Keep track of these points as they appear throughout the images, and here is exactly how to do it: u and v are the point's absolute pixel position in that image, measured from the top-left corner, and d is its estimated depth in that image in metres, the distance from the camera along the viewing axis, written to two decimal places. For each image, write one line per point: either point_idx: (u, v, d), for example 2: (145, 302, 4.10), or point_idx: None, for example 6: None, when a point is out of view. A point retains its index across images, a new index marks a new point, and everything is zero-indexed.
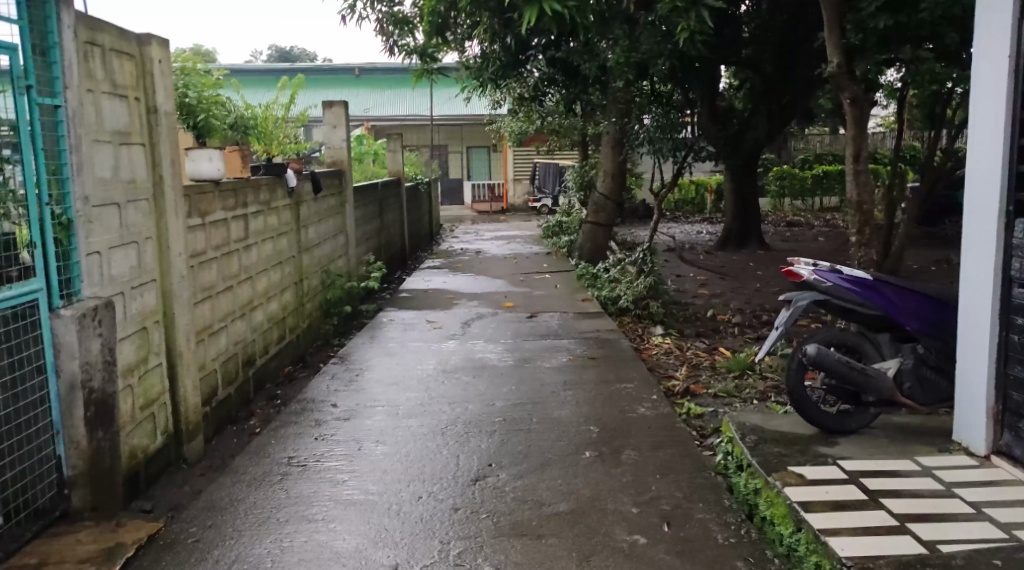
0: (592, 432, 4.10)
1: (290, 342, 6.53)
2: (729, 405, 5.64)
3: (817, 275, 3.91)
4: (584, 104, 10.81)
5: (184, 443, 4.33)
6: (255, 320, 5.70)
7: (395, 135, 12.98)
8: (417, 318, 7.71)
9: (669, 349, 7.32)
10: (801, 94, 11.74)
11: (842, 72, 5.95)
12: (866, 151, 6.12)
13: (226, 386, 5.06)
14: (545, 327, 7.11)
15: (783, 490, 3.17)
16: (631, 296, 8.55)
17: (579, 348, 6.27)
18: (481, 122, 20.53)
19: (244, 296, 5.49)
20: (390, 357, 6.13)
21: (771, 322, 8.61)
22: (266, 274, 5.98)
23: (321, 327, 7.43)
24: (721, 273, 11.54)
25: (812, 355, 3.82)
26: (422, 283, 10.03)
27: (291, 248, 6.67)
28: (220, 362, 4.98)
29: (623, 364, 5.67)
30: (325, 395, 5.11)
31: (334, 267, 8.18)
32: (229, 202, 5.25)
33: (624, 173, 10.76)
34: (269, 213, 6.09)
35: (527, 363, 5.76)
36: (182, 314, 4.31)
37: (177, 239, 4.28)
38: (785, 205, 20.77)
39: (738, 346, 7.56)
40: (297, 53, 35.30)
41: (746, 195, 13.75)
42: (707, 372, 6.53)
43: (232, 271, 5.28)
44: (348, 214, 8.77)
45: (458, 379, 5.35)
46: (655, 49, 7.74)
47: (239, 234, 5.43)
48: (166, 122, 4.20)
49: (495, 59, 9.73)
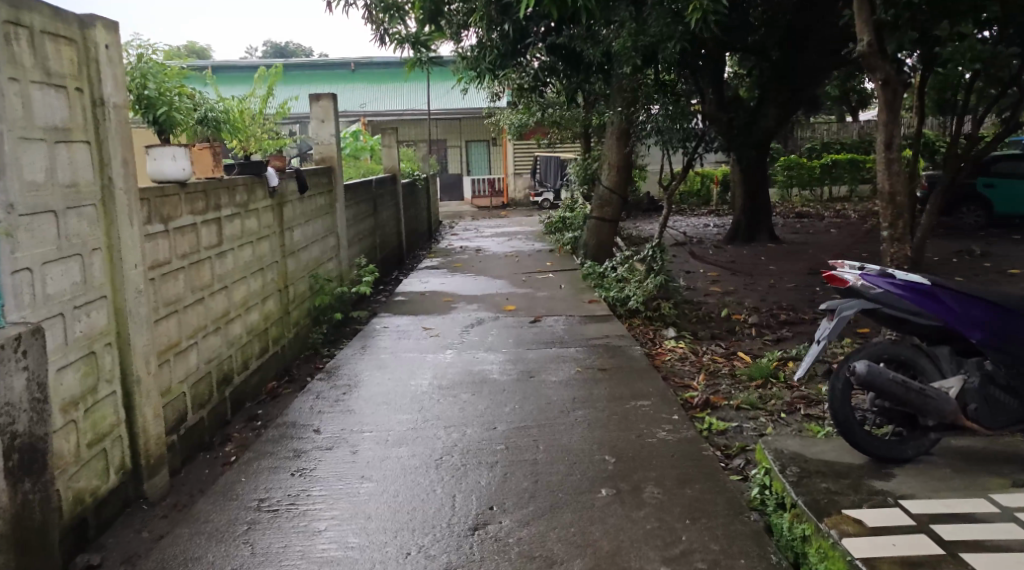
0: (608, 463, 3.58)
1: (273, 355, 6.02)
2: (754, 419, 5.16)
3: (865, 280, 3.42)
4: (588, 93, 10.28)
5: (144, 480, 3.82)
6: (232, 334, 5.19)
7: (390, 129, 12.45)
8: (412, 324, 7.20)
9: (684, 354, 6.83)
10: (804, 82, 11.23)
11: (873, 51, 5.47)
12: (898, 137, 5.61)
13: (196, 409, 4.55)
14: (550, 333, 6.60)
15: (840, 541, 2.72)
16: (642, 296, 8.06)
17: (588, 358, 5.76)
18: (480, 115, 19.98)
19: (217, 307, 4.97)
20: (381, 370, 5.61)
21: (790, 322, 8.10)
22: (244, 281, 5.47)
23: (309, 336, 6.92)
24: (732, 269, 11.03)
25: (862, 373, 3.32)
26: (419, 285, 9.52)
27: (274, 252, 6.15)
28: (190, 383, 4.47)
29: (638, 376, 5.16)
30: (308, 418, 4.59)
31: (324, 270, 7.67)
32: (198, 204, 4.74)
33: (630, 165, 10.21)
34: (247, 215, 5.57)
35: (531, 377, 5.25)
36: (139, 334, 3.79)
37: (131, 249, 3.76)
38: (793, 195, 20.29)
39: (757, 350, 7.06)
40: (293, 48, 34.70)
41: (756, 186, 13.23)
42: (727, 381, 6.05)
43: (203, 282, 4.77)
44: (339, 214, 8.26)
45: (456, 397, 4.83)
46: (665, 32, 7.14)
47: (210, 240, 4.91)
48: (116, 116, 3.68)
49: (491, 49, 9.09)
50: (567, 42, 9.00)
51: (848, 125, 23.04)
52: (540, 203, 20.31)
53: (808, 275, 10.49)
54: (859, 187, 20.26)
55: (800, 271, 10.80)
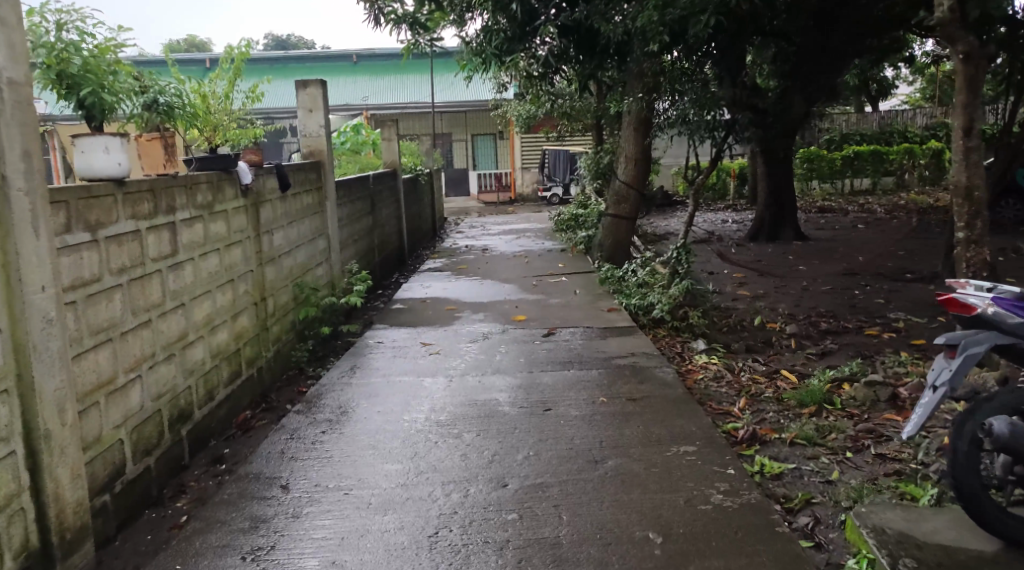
0: (654, 546, 2.85)
1: (248, 380, 5.21)
2: (815, 460, 4.34)
3: (999, 307, 2.85)
4: (602, 78, 9.42)
5: (60, 561, 3.00)
6: (192, 360, 4.35)
7: (390, 121, 11.61)
8: (410, 338, 6.37)
9: (719, 372, 5.97)
10: (831, 68, 10.37)
11: (954, 17, 4.64)
12: (978, 122, 4.77)
13: (139, 459, 3.71)
14: (566, 350, 5.77)
15: None
16: (667, 303, 7.21)
17: (612, 383, 4.92)
18: (487, 107, 19.12)
19: (171, 331, 4.13)
20: (370, 400, 4.77)
21: (833, 332, 7.23)
22: (208, 296, 4.63)
23: (292, 353, 6.11)
24: (759, 270, 10.17)
25: (1001, 433, 2.68)
26: (420, 290, 8.70)
27: (249, 260, 5.31)
28: (130, 426, 3.64)
29: (673, 409, 4.32)
30: (276, 468, 3.76)
31: (311, 278, 6.85)
32: (142, 207, 3.89)
33: (649, 158, 9.33)
34: (211, 219, 4.72)
35: (547, 410, 4.39)
36: (49, 375, 2.99)
37: (36, 268, 2.94)
38: (813, 189, 19.40)
39: (801, 366, 6.20)
40: (296, 40, 33.81)
41: (780, 180, 12.37)
42: (772, 407, 5.20)
43: (150, 301, 3.92)
44: (329, 214, 7.42)
45: (458, 439, 3.98)
46: (698, 3, 6.33)
47: (161, 249, 4.07)
48: (10, 96, 2.85)
49: (497, 32, 8.28)
50: (584, 18, 8.00)
51: (867, 115, 22.13)
52: (548, 199, 19.55)
53: (843, 277, 9.63)
54: (882, 179, 19.38)
55: (833, 272, 9.94)
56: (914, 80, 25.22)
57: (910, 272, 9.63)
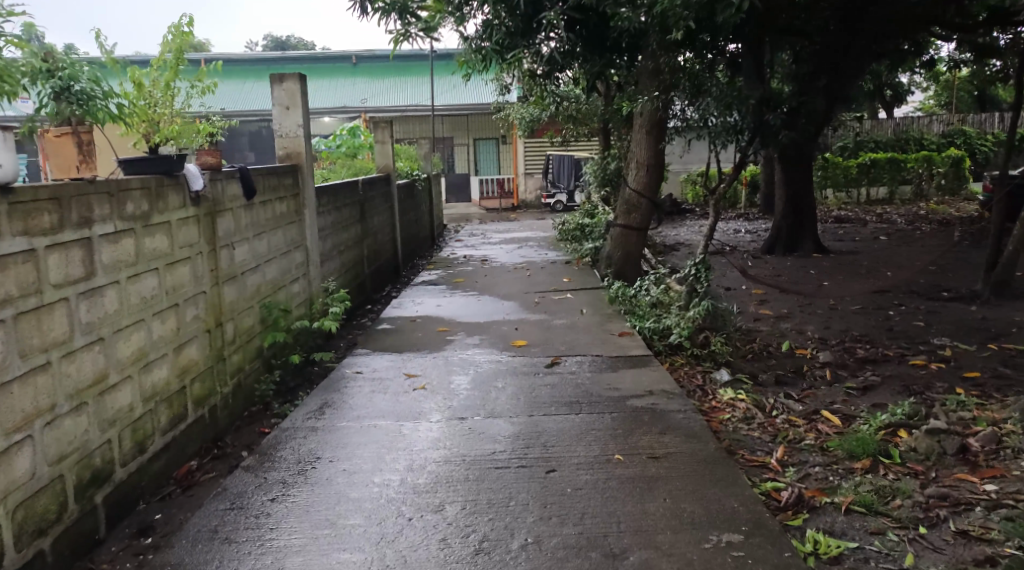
0: None
1: (198, 423, 4.39)
2: (880, 535, 3.53)
3: None
4: (611, 77, 8.63)
5: None
6: (115, 407, 3.52)
7: (384, 122, 10.79)
8: (392, 369, 5.52)
9: (749, 412, 5.11)
10: (856, 69, 9.56)
11: None
12: None
13: (26, 541, 2.93)
14: (574, 387, 4.94)
15: None
16: (685, 328, 6.36)
17: (628, 433, 4.09)
18: (488, 110, 18.33)
19: (85, 372, 3.33)
20: (335, 453, 3.93)
21: (872, 361, 6.40)
22: (140, 325, 3.81)
23: (257, 386, 5.26)
24: (781, 286, 9.34)
25: None
26: (411, 307, 7.84)
27: (200, 280, 4.48)
28: (11, 501, 2.87)
29: (707, 473, 3.50)
30: (202, 558, 2.99)
31: (283, 296, 6.01)
32: (43, 222, 3.11)
33: (663, 164, 8.49)
34: (147, 234, 3.92)
35: (550, 473, 3.56)
36: None
37: None
38: (828, 197, 18.56)
39: (842, 403, 5.36)
40: (297, 40, 33.17)
41: (801, 189, 11.57)
42: (817, 460, 4.36)
43: (50, 339, 3.13)
44: (307, 223, 6.59)
45: (436, 514, 3.19)
46: None
47: (72, 273, 3.27)
48: None
49: (499, 26, 7.39)
50: (592, 4, 7.15)
51: (883, 122, 21.28)
52: (552, 206, 18.78)
53: (874, 295, 8.79)
54: (900, 188, 18.53)
55: (862, 289, 9.11)
56: (928, 88, 24.43)
57: (946, 291, 8.80)
